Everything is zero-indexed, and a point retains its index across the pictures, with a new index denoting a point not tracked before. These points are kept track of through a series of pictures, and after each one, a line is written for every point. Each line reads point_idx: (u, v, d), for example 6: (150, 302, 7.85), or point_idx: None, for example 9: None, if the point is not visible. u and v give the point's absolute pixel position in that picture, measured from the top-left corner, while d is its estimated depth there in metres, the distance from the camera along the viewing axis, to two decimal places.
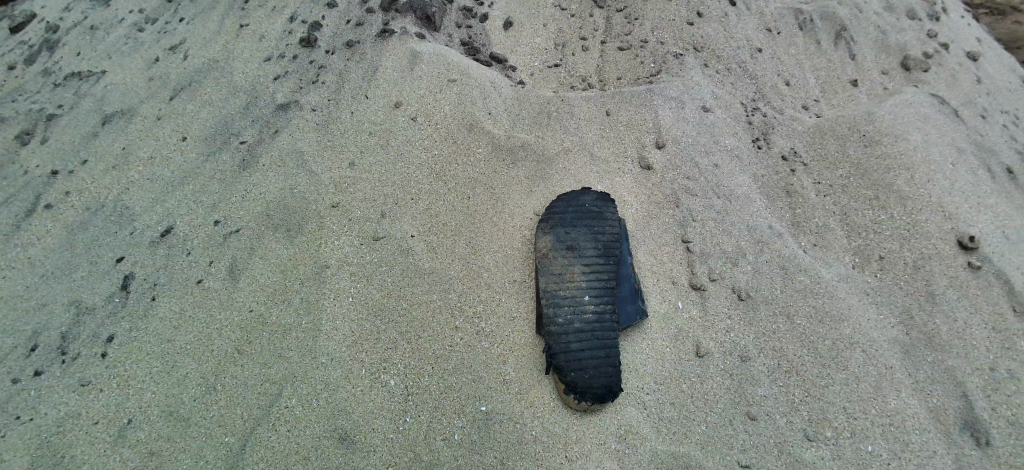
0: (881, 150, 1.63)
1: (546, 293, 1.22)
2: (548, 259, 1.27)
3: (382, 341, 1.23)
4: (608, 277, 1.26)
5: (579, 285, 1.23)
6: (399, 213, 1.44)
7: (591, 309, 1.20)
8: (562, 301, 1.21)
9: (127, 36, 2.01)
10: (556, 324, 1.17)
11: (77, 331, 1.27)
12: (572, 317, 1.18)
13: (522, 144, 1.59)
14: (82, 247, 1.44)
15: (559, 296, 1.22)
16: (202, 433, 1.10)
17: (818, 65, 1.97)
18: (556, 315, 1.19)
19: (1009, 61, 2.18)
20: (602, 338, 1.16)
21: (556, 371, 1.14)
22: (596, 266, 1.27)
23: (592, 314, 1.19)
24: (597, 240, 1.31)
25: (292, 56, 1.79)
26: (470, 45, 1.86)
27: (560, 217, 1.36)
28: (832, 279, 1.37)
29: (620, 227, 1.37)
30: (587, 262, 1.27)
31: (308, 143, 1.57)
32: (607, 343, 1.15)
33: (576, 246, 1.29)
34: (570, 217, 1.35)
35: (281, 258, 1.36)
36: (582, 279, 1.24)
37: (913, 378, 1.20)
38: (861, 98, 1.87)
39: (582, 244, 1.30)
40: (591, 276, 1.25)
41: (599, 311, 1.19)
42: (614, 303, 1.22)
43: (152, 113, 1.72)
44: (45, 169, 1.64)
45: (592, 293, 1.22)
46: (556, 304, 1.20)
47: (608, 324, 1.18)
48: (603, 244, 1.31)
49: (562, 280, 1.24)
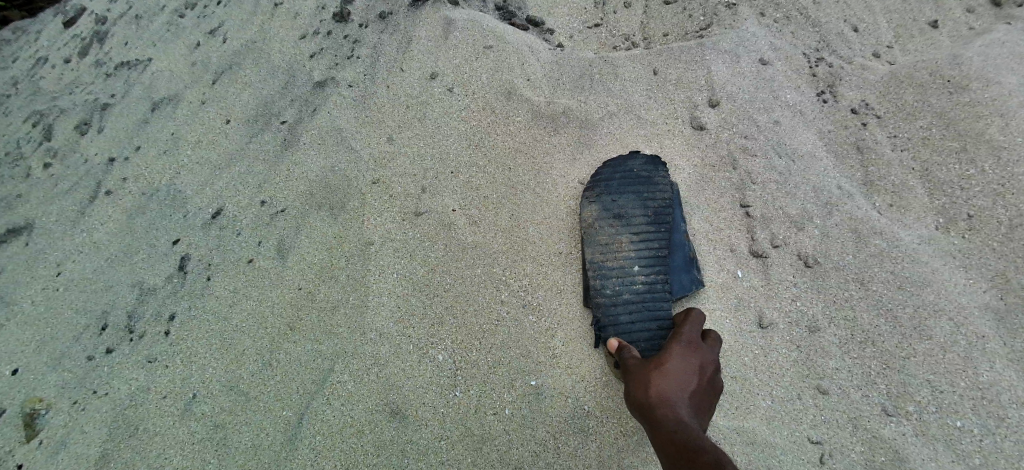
0: (967, 97, 1.45)
1: (593, 264, 1.17)
2: (593, 229, 1.21)
3: (429, 317, 1.22)
4: (660, 245, 1.18)
5: (627, 255, 1.17)
6: (439, 187, 1.41)
7: (641, 279, 1.13)
8: (610, 271, 1.15)
9: (169, 24, 2.04)
10: (603, 296, 1.13)
11: (141, 310, 1.35)
12: (621, 289, 1.13)
13: (564, 110, 1.51)
14: (141, 231, 1.51)
15: (607, 267, 1.16)
16: (261, 407, 1.15)
17: (891, 6, 1.76)
18: (603, 286, 1.14)
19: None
20: (653, 309, 1.09)
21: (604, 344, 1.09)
22: (645, 234, 1.20)
23: (643, 285, 1.13)
24: (646, 207, 1.24)
25: (327, 33, 1.76)
26: (505, 10, 1.78)
27: (606, 185, 1.28)
28: (912, 243, 1.24)
29: (672, 194, 1.29)
30: (636, 230, 1.20)
31: (346, 120, 1.56)
32: (659, 314, 1.09)
33: (624, 214, 1.22)
34: (617, 185, 1.28)
35: (326, 236, 1.36)
36: (631, 248, 1.18)
37: (1011, 349, 1.08)
38: (941, 40, 1.67)
39: (630, 212, 1.23)
40: (641, 245, 1.18)
41: (649, 282, 1.13)
42: (665, 273, 1.15)
43: (197, 97, 1.75)
44: (103, 157, 1.71)
45: (641, 263, 1.16)
46: (604, 276, 1.15)
47: (659, 294, 1.12)
48: (654, 211, 1.23)
49: (609, 251, 1.18)
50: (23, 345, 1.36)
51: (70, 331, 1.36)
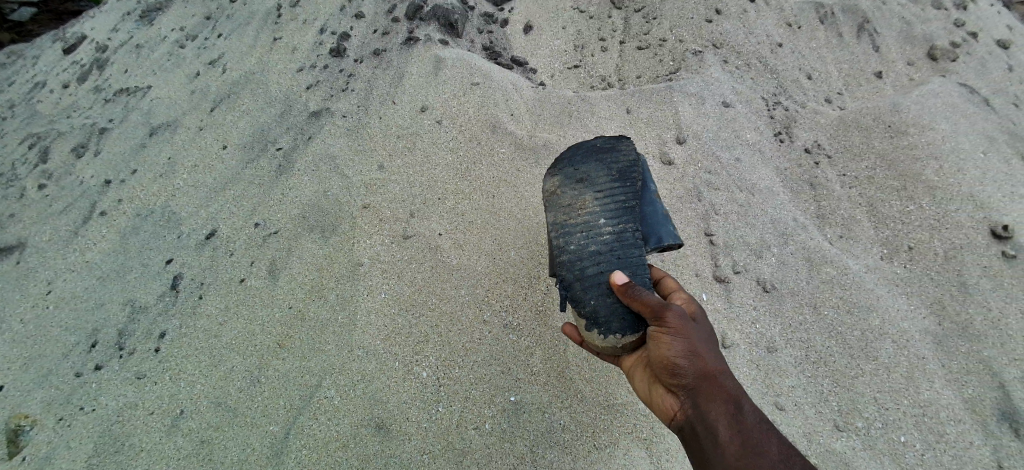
0: (905, 141, 1.61)
1: (554, 226, 1.06)
2: (556, 195, 1.09)
3: (414, 335, 1.28)
4: (627, 198, 1.07)
5: (591, 211, 1.05)
6: (427, 213, 1.49)
7: (608, 231, 1.02)
8: (572, 229, 1.04)
9: (169, 53, 2.14)
10: (565, 251, 1.02)
11: (131, 328, 1.39)
12: (586, 242, 1.02)
13: (545, 143, 1.62)
14: (135, 251, 1.56)
15: (567, 224, 1.05)
16: (248, 422, 1.19)
17: (840, 58, 1.95)
18: (564, 242, 1.03)
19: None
20: (624, 256, 0.99)
21: (573, 304, 0.99)
22: (611, 190, 1.08)
23: (610, 235, 1.02)
24: (610, 165, 1.12)
25: (323, 66, 1.86)
26: (492, 49, 1.90)
27: (568, 155, 1.17)
28: (860, 271, 1.36)
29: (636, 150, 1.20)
30: (600, 187, 1.08)
31: (340, 148, 1.64)
32: (629, 263, 0.98)
33: (587, 176, 1.10)
34: (580, 155, 1.15)
35: (317, 257, 1.43)
36: (596, 205, 1.06)
37: (945, 369, 1.20)
38: (885, 89, 1.85)
39: (594, 174, 1.11)
40: (607, 200, 1.06)
41: (617, 232, 1.02)
42: (635, 223, 1.04)
43: (194, 123, 1.83)
44: (99, 179, 1.77)
45: (608, 217, 1.05)
46: (566, 235, 1.04)
47: (631, 242, 1.02)
48: (618, 170, 1.12)
49: (571, 208, 1.06)
50: (10, 362, 1.38)
51: (60, 348, 1.39)
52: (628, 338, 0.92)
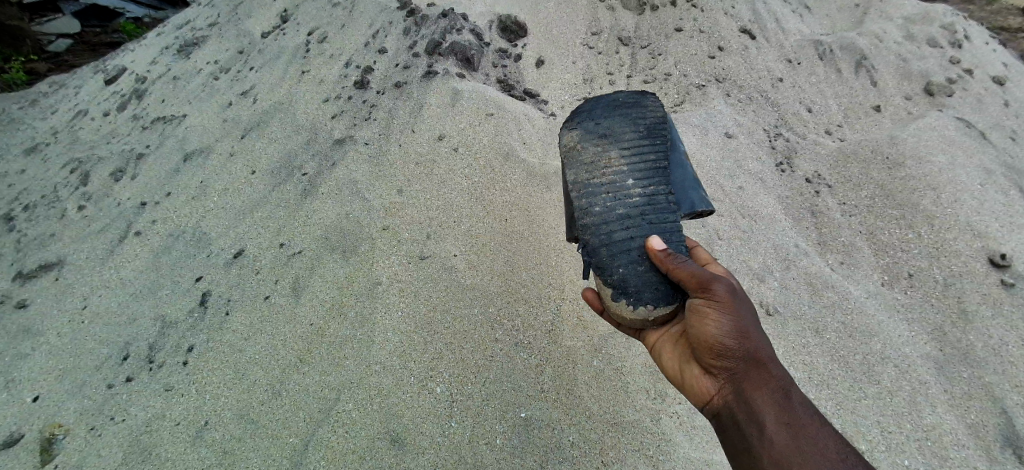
0: (903, 172, 1.67)
1: (582, 186, 1.11)
2: (580, 154, 1.16)
3: (429, 352, 1.33)
4: (654, 160, 1.14)
5: (619, 172, 1.12)
6: (442, 235, 1.56)
7: (636, 192, 1.09)
8: (600, 189, 1.10)
9: (204, 85, 2.29)
10: (592, 214, 1.07)
11: (161, 342, 1.46)
12: (614, 204, 1.07)
13: (555, 171, 1.71)
14: (167, 269, 1.65)
15: (593, 183, 1.11)
16: (269, 434, 1.24)
17: (839, 92, 2.03)
18: (591, 204, 1.08)
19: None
20: (654, 222, 1.05)
21: (597, 270, 1.03)
22: (637, 152, 1.15)
23: (638, 196, 1.08)
24: (637, 123, 1.20)
25: (347, 97, 1.98)
26: (505, 82, 2.00)
27: (591, 113, 1.22)
28: (861, 296, 1.40)
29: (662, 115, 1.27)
30: (627, 148, 1.15)
31: (361, 174, 1.73)
32: (659, 225, 1.05)
33: (613, 136, 1.17)
34: (603, 112, 1.22)
35: (338, 277, 1.50)
36: (623, 166, 1.12)
37: (949, 394, 1.22)
38: (884, 122, 1.92)
39: (619, 134, 1.17)
40: (633, 158, 1.14)
41: (645, 194, 1.09)
42: (663, 187, 1.11)
43: (226, 150, 1.95)
44: (136, 202, 1.89)
45: (635, 178, 1.11)
46: (593, 195, 1.09)
47: (659, 204, 1.08)
48: (644, 131, 1.18)
49: (597, 168, 1.13)
50: (46, 372, 1.46)
51: (93, 360, 1.47)
52: (659, 310, 0.96)
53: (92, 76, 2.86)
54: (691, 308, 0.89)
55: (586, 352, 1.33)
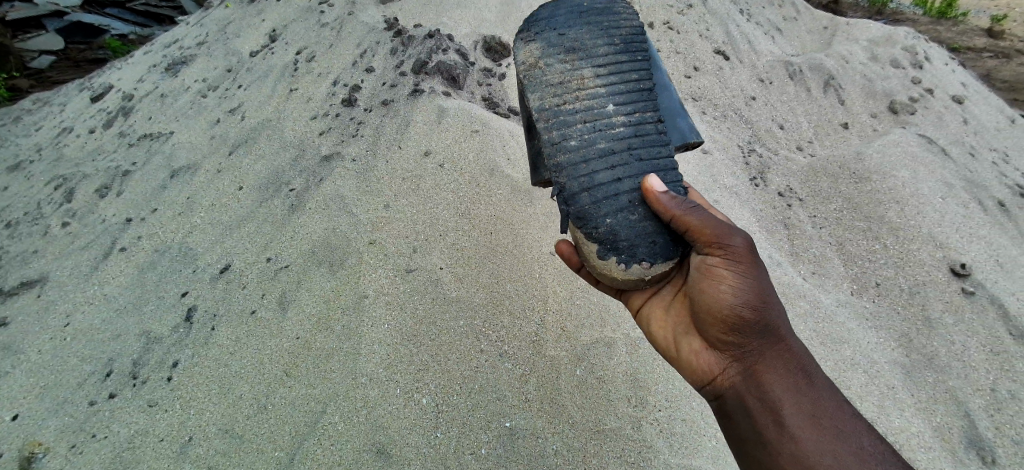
0: (869, 186, 1.75)
1: (554, 112, 1.01)
2: (547, 76, 1.06)
3: (415, 364, 1.35)
4: (631, 84, 1.09)
5: (593, 95, 1.04)
6: (429, 248, 1.59)
7: (617, 119, 1.02)
8: (578, 116, 1.01)
9: (192, 102, 2.32)
10: (568, 150, 0.97)
11: (146, 358, 1.46)
12: (593, 136, 0.99)
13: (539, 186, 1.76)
14: (151, 284, 1.65)
15: (566, 110, 1.02)
16: (255, 448, 1.24)
17: (809, 110, 2.13)
18: (566, 135, 0.99)
19: (988, 109, 2.40)
20: (643, 158, 0.99)
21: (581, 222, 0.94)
22: (611, 74, 1.09)
23: (621, 123, 1.02)
24: (611, 36, 1.16)
25: (336, 114, 2.02)
26: (490, 100, 2.06)
27: (557, 32, 1.14)
28: (831, 305, 1.45)
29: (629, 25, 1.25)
30: (599, 69, 1.09)
31: (349, 189, 1.77)
32: (645, 154, 0.99)
33: (584, 57, 1.10)
34: (565, 26, 1.15)
35: (325, 290, 1.52)
36: (597, 87, 1.05)
37: (915, 398, 1.27)
38: (852, 139, 2.02)
39: (592, 57, 1.10)
40: (608, 80, 1.07)
41: (626, 120, 1.03)
42: (642, 109, 1.05)
43: (213, 167, 1.97)
44: (122, 217, 1.89)
45: (614, 103, 1.04)
46: (568, 123, 1.00)
47: (646, 133, 1.03)
48: (613, 51, 1.13)
49: (569, 90, 1.04)
50: (27, 391, 1.45)
51: (75, 377, 1.46)
52: (657, 267, 0.92)
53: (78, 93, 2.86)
54: (704, 267, 0.89)
55: (569, 362, 1.35)
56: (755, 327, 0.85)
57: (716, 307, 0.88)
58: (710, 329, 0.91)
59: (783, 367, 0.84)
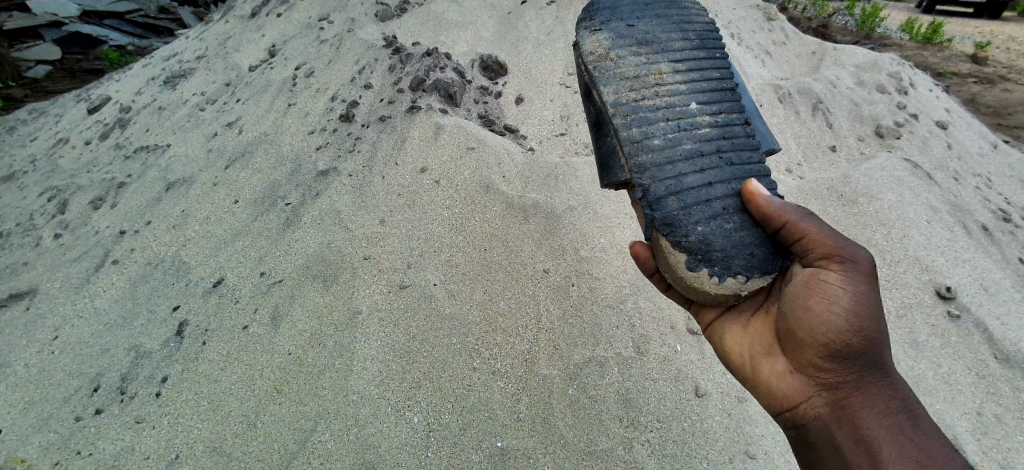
0: (857, 209, 1.78)
1: (634, 108, 1.06)
2: (621, 70, 1.12)
3: (407, 381, 1.35)
4: (711, 83, 1.13)
5: (672, 94, 1.09)
6: (423, 264, 1.59)
7: (702, 119, 1.06)
8: (661, 115, 1.05)
9: (190, 115, 2.33)
10: (653, 150, 1.00)
11: (134, 373, 1.45)
12: (679, 137, 1.02)
13: (533, 203, 1.75)
14: (142, 298, 1.64)
15: (650, 110, 1.06)
16: (242, 466, 1.23)
17: (799, 133, 2.17)
18: (650, 134, 1.02)
19: (972, 134, 2.46)
20: (732, 161, 1.02)
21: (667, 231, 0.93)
22: (686, 72, 1.14)
23: (705, 123, 1.06)
24: (687, 36, 1.23)
25: (333, 130, 2.03)
26: (487, 117, 2.08)
27: (629, 27, 1.22)
28: None
29: (708, 27, 1.29)
30: (674, 66, 1.15)
31: (344, 204, 1.77)
32: (729, 156, 1.02)
33: (659, 53, 1.16)
34: (639, 24, 1.23)
35: (318, 305, 1.52)
36: (674, 85, 1.11)
37: None
38: (840, 162, 2.07)
39: (668, 55, 1.17)
40: (688, 79, 1.12)
41: (710, 120, 1.06)
42: (722, 108, 1.10)
43: (209, 180, 1.97)
44: (115, 230, 1.89)
45: (697, 103, 1.09)
46: (648, 121, 1.04)
47: (732, 137, 1.06)
48: (687, 50, 1.19)
49: (649, 89, 1.09)
50: (12, 405, 1.43)
51: (62, 392, 1.44)
52: (754, 282, 0.90)
53: (75, 104, 2.87)
54: (812, 282, 0.85)
55: (561, 380, 1.34)
56: (861, 354, 0.81)
57: (819, 328, 0.83)
58: (805, 350, 0.86)
59: (885, 401, 0.79)
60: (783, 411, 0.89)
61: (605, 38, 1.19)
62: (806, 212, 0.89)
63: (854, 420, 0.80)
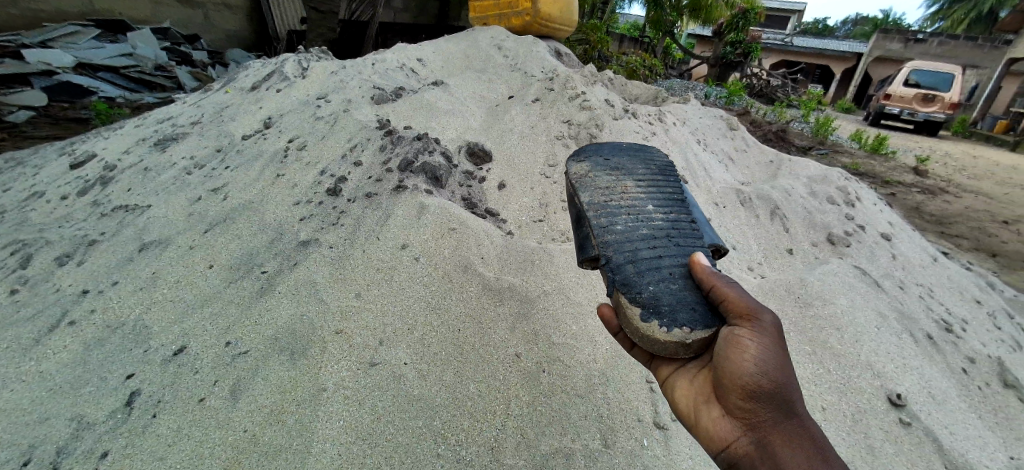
0: (811, 310, 1.89)
1: (602, 204, 1.32)
2: (593, 179, 1.41)
3: (367, 467, 1.29)
4: (665, 193, 1.41)
5: (633, 197, 1.36)
6: (396, 341, 1.59)
7: (656, 214, 1.31)
8: (622, 210, 1.30)
9: (176, 178, 2.37)
10: (616, 232, 1.23)
11: (71, 447, 1.34)
12: (637, 226, 1.26)
13: (509, 286, 1.80)
14: (95, 363, 1.56)
15: (615, 206, 1.31)
16: None
17: (758, 234, 2.34)
18: (614, 222, 1.26)
19: (913, 246, 2.69)
20: (680, 244, 1.23)
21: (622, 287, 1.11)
22: (646, 183, 1.43)
23: (658, 217, 1.31)
24: (648, 161, 1.55)
25: (319, 202, 2.09)
26: (470, 200, 2.19)
27: (600, 151, 1.54)
28: None
29: (666, 157, 1.62)
30: (636, 179, 1.43)
31: (322, 276, 1.78)
32: (677, 240, 1.25)
33: (624, 171, 1.46)
34: (608, 151, 1.55)
35: (282, 380, 1.47)
36: (635, 191, 1.38)
37: None
38: (796, 264, 2.22)
39: (631, 172, 1.47)
40: (646, 188, 1.40)
41: (662, 216, 1.31)
42: (673, 209, 1.36)
43: (187, 243, 1.97)
44: (78, 289, 1.84)
45: (653, 204, 1.35)
46: (613, 213, 1.29)
47: (682, 228, 1.29)
48: (648, 169, 1.49)
49: (615, 193, 1.36)
50: None
51: None
52: (697, 333, 1.02)
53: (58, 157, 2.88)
54: (730, 337, 0.96)
55: None
56: (775, 397, 0.90)
57: (737, 373, 0.93)
58: (730, 396, 0.94)
59: (799, 440, 0.87)
60: (718, 455, 0.95)
61: (583, 156, 1.51)
62: (730, 280, 1.05)
63: (774, 458, 0.87)
